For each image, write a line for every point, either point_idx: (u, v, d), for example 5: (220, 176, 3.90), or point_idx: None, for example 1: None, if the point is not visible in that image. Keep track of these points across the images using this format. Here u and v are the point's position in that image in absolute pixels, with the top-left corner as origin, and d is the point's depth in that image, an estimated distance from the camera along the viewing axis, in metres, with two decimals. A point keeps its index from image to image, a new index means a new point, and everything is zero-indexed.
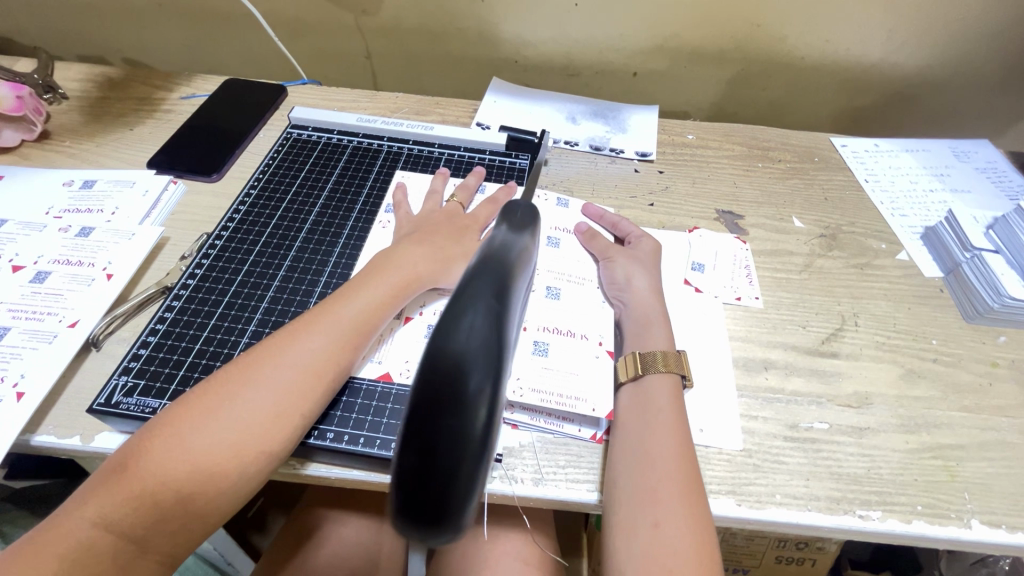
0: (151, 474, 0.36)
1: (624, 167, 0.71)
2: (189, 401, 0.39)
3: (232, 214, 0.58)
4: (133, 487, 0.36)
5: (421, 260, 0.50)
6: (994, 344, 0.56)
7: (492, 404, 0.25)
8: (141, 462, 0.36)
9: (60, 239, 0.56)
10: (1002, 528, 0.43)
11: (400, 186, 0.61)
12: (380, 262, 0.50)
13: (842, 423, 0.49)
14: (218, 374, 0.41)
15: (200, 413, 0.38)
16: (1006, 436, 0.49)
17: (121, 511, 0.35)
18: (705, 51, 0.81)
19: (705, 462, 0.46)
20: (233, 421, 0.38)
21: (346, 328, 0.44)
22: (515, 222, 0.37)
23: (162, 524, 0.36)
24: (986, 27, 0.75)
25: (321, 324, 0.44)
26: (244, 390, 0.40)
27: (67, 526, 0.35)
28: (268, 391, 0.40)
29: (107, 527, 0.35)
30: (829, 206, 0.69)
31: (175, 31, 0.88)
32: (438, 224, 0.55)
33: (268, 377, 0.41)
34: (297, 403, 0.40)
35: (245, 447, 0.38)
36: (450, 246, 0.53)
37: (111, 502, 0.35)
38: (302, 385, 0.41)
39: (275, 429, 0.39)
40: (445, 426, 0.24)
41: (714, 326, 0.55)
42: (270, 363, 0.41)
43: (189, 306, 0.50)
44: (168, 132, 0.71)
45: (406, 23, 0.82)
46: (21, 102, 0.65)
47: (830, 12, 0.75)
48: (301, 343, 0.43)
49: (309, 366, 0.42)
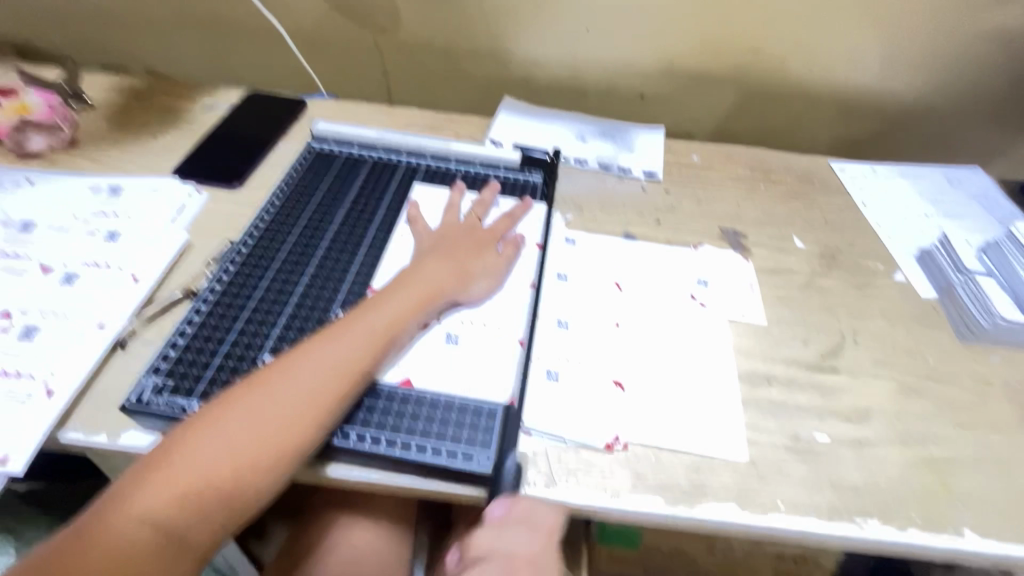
0: (196, 471, 0.38)
1: (632, 186, 0.73)
2: (228, 402, 0.41)
3: (257, 222, 0.60)
4: (181, 484, 0.38)
5: (444, 273, 0.53)
6: (987, 362, 0.58)
7: None
8: (186, 460, 0.39)
9: (88, 242, 0.57)
10: (994, 539, 0.45)
11: (416, 201, 0.63)
12: (405, 276, 0.53)
13: (841, 436, 0.51)
14: (253, 376, 0.43)
15: (240, 414, 0.41)
16: (997, 451, 0.51)
17: (169, 508, 0.37)
18: (710, 76, 0.84)
19: (712, 471, 0.47)
20: (269, 421, 0.41)
21: (375, 334, 0.47)
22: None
23: (206, 519, 0.38)
24: (976, 60, 0.80)
25: (352, 330, 0.46)
26: (278, 392, 0.42)
27: (112, 523, 0.36)
28: (303, 393, 0.42)
29: (153, 524, 0.37)
30: (829, 227, 0.71)
31: (197, 42, 0.91)
32: (458, 239, 0.58)
33: (301, 380, 0.43)
34: (329, 405, 0.43)
35: (283, 446, 0.40)
36: (470, 260, 0.56)
37: (156, 496, 0.37)
38: (333, 390, 0.43)
39: (309, 429, 0.41)
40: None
41: (719, 340, 0.57)
42: (304, 365, 0.44)
43: (216, 309, 0.52)
44: (191, 141, 0.73)
45: (423, 42, 0.85)
46: (51, 110, 0.69)
47: (829, 42, 0.79)
48: (331, 349, 0.45)
49: (340, 371, 0.44)
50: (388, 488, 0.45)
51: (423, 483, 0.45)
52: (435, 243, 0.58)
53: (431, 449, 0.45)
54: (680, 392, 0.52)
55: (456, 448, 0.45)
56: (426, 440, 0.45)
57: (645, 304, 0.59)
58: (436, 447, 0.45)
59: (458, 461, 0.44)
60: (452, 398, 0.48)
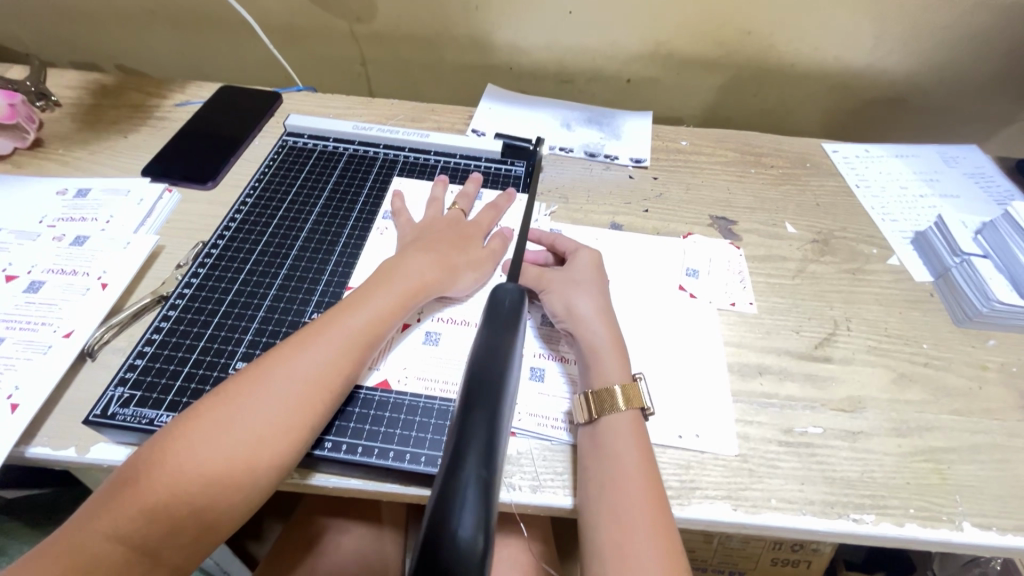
0: (162, 487, 0.36)
1: (619, 173, 0.71)
2: (198, 412, 0.39)
3: (228, 222, 0.58)
4: (147, 499, 0.35)
5: (426, 268, 0.51)
6: (984, 347, 0.56)
7: (487, 545, 0.28)
8: (152, 474, 0.36)
9: (54, 248, 0.55)
10: (993, 530, 0.44)
11: (396, 195, 0.61)
12: (384, 270, 0.50)
13: (835, 427, 0.49)
14: (225, 384, 0.41)
15: (210, 425, 0.38)
16: (995, 438, 0.49)
17: (134, 525, 0.35)
18: (698, 58, 0.82)
19: (702, 469, 0.46)
20: (241, 434, 0.38)
21: (353, 337, 0.44)
22: (501, 324, 0.41)
23: (174, 537, 0.36)
24: (974, 34, 0.77)
25: (328, 335, 0.44)
26: (251, 402, 0.40)
27: (79, 540, 0.34)
28: (275, 403, 0.40)
29: (119, 541, 0.35)
30: (821, 212, 0.69)
31: (168, 36, 0.87)
32: (442, 232, 0.56)
33: (275, 390, 0.40)
34: (304, 415, 0.41)
35: (256, 459, 0.38)
36: (455, 254, 0.53)
37: (122, 513, 0.35)
38: (308, 399, 0.41)
39: (283, 440, 0.39)
40: (444, 557, 0.27)
41: (708, 331, 0.55)
42: (276, 373, 0.41)
43: (185, 315, 0.50)
44: (162, 139, 0.70)
45: (401, 29, 0.82)
46: (13, 109, 0.66)
47: (821, 19, 0.76)
48: (307, 355, 0.43)
49: (315, 379, 0.42)
50: (368, 495, 0.44)
51: (405, 489, 0.43)
52: (417, 236, 0.55)
53: (410, 455, 0.43)
54: (669, 387, 0.51)
55: (436, 454, 0.44)
56: (405, 447, 0.44)
57: (631, 296, 0.57)
58: (416, 453, 0.44)
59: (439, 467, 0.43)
60: (432, 401, 0.47)
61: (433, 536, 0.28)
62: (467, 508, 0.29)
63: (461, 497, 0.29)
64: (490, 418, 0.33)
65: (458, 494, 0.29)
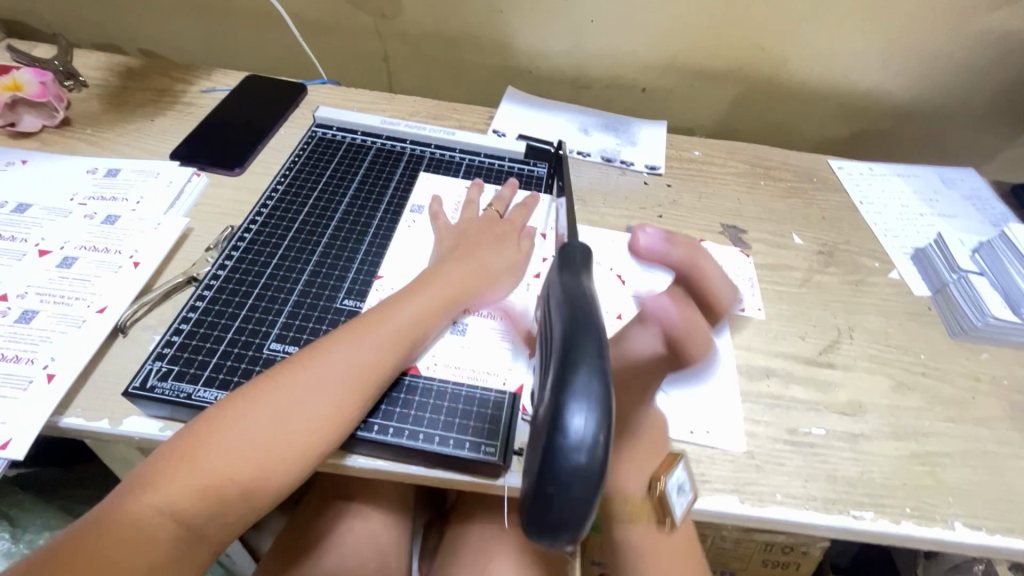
0: (217, 466, 0.38)
1: (634, 179, 0.74)
2: (249, 396, 0.41)
3: (260, 208, 0.59)
4: (201, 477, 0.37)
5: (464, 274, 0.52)
6: (977, 360, 0.59)
7: (605, 447, 0.28)
8: (206, 453, 0.38)
9: (86, 226, 0.56)
10: (981, 530, 0.47)
11: (436, 197, 0.62)
12: (427, 274, 0.52)
13: (838, 429, 0.52)
14: (280, 369, 0.42)
15: (261, 411, 0.40)
16: (986, 445, 0.52)
17: (190, 499, 0.37)
18: (712, 72, 0.85)
19: (711, 463, 0.48)
20: (294, 423, 0.40)
21: (397, 336, 0.46)
22: (576, 266, 0.37)
23: (224, 514, 0.38)
24: (975, 62, 0.80)
25: (375, 332, 0.45)
26: (305, 391, 0.41)
27: (130, 511, 0.36)
28: (322, 395, 0.41)
29: (171, 515, 0.36)
30: (827, 225, 0.72)
31: (193, 22, 0.88)
32: (478, 234, 0.57)
33: (327, 380, 0.42)
34: (352, 408, 0.42)
35: (303, 449, 0.40)
36: (490, 255, 0.55)
37: (179, 490, 0.37)
38: (357, 393, 0.43)
39: (329, 432, 0.41)
40: (565, 467, 0.28)
41: (719, 335, 0.58)
42: (327, 365, 0.43)
43: (220, 295, 0.51)
44: (189, 124, 0.72)
45: (426, 29, 0.84)
46: (44, 87, 0.67)
47: (832, 40, 0.79)
48: (357, 350, 0.44)
49: (365, 374, 0.43)
50: (395, 477, 0.45)
51: (431, 471, 0.45)
52: (455, 240, 0.57)
53: (439, 437, 0.45)
54: (685, 388, 0.53)
55: (464, 438, 0.45)
56: (434, 430, 0.46)
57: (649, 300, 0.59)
58: (444, 436, 0.45)
59: (465, 451, 0.45)
60: (460, 387, 0.48)
61: (555, 443, 0.28)
62: (584, 407, 0.28)
63: (575, 398, 0.29)
64: (597, 339, 0.31)
65: (573, 390, 0.29)
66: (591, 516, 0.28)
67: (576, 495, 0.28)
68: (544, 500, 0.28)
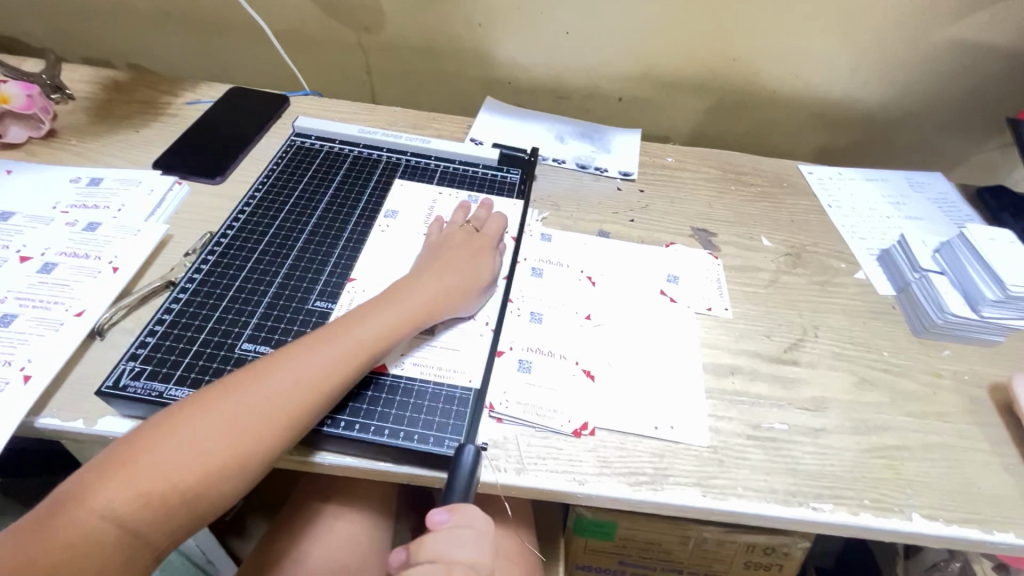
0: (160, 471, 0.39)
1: (607, 185, 0.76)
2: (200, 403, 0.42)
3: (236, 214, 0.61)
4: (144, 484, 0.38)
5: (430, 287, 0.53)
6: (939, 356, 0.61)
7: None
8: (151, 460, 0.39)
9: (67, 233, 0.58)
10: (939, 521, 0.48)
11: (438, 218, 0.62)
12: (393, 288, 0.52)
13: (800, 424, 0.53)
14: (232, 377, 0.44)
15: (207, 418, 0.41)
16: (945, 438, 0.53)
17: (133, 505, 0.38)
18: (685, 82, 0.87)
19: (675, 458, 0.49)
20: (241, 430, 0.41)
21: (355, 348, 0.47)
22: None
23: (165, 520, 0.39)
24: (936, 71, 0.83)
25: (332, 342, 0.46)
26: (253, 398, 0.42)
27: (75, 515, 0.37)
28: (272, 404, 0.42)
29: (112, 521, 0.37)
30: (795, 227, 0.74)
31: (181, 38, 0.91)
32: (449, 243, 0.58)
33: (276, 389, 0.43)
34: (300, 416, 0.43)
35: (249, 455, 0.41)
36: (458, 269, 0.55)
37: (121, 496, 0.38)
38: (306, 400, 0.43)
39: (277, 438, 0.42)
40: None
41: (685, 334, 0.59)
42: (279, 374, 0.44)
43: (195, 298, 0.52)
44: (173, 135, 0.73)
45: (407, 42, 0.87)
46: (31, 100, 0.68)
47: (798, 50, 0.82)
48: (310, 359, 0.45)
49: (316, 382, 0.44)
50: (362, 472, 0.47)
51: (396, 468, 0.46)
52: (430, 251, 0.58)
53: (403, 432, 0.46)
54: (650, 386, 0.54)
55: (428, 433, 0.47)
56: (399, 426, 0.47)
57: (617, 300, 0.61)
58: (409, 432, 0.47)
59: (430, 445, 0.46)
60: (426, 385, 0.50)
61: None
62: None
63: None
64: None
65: None
66: None
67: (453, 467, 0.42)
68: None
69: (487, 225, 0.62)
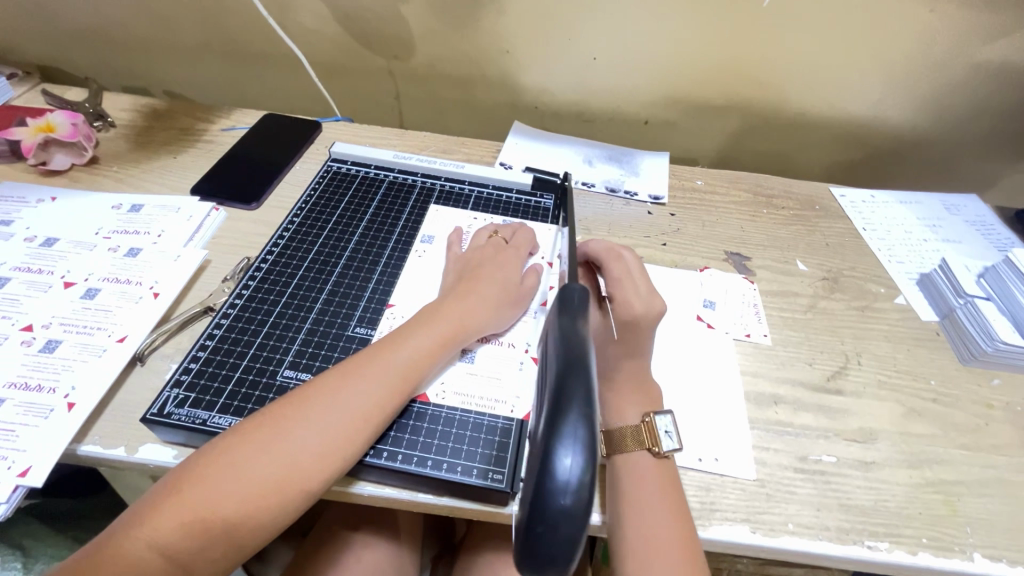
0: (204, 500, 0.38)
1: (638, 209, 0.75)
2: (246, 430, 0.42)
3: (276, 240, 0.61)
4: (189, 513, 0.38)
5: (465, 308, 0.52)
6: (989, 385, 0.59)
7: (589, 486, 0.32)
8: (198, 488, 0.39)
9: (109, 258, 0.59)
10: (1002, 562, 0.46)
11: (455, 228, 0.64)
12: (428, 311, 0.52)
13: (848, 457, 0.51)
14: (277, 403, 0.44)
15: (252, 446, 0.41)
16: (1002, 473, 0.51)
17: (177, 534, 0.37)
18: (712, 105, 0.87)
19: (722, 491, 0.48)
20: (284, 459, 0.41)
21: (394, 374, 0.46)
22: (573, 308, 0.41)
23: (207, 551, 0.38)
24: (970, 92, 0.82)
25: (374, 368, 0.46)
26: (297, 426, 0.42)
27: (126, 545, 0.37)
28: (314, 432, 0.42)
29: (158, 550, 0.37)
30: (830, 251, 0.73)
31: (216, 66, 0.93)
32: (480, 262, 0.58)
33: (320, 417, 0.43)
34: (342, 446, 0.42)
35: (291, 485, 0.40)
36: (488, 286, 0.55)
37: (166, 525, 0.37)
38: (349, 429, 0.43)
39: (319, 468, 0.41)
40: (554, 508, 0.32)
41: (724, 359, 0.58)
42: (322, 401, 0.43)
43: (237, 323, 0.53)
44: (210, 161, 0.75)
45: (436, 69, 0.88)
46: (75, 129, 0.71)
47: (828, 73, 0.82)
48: (352, 386, 0.45)
49: (359, 411, 0.44)
50: (402, 504, 0.46)
51: (437, 500, 0.45)
52: (461, 270, 0.58)
53: (446, 464, 0.46)
54: (694, 416, 0.53)
55: (472, 465, 0.46)
56: (442, 457, 0.46)
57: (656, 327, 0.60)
58: (452, 463, 0.46)
59: (474, 478, 0.45)
60: (468, 414, 0.49)
61: (546, 486, 0.32)
62: (574, 447, 0.32)
63: (565, 441, 0.32)
64: (586, 385, 0.34)
65: (565, 432, 0.33)
66: (573, 556, 0.32)
67: (563, 535, 0.31)
68: (545, 520, 0.32)
69: (515, 237, 0.63)
